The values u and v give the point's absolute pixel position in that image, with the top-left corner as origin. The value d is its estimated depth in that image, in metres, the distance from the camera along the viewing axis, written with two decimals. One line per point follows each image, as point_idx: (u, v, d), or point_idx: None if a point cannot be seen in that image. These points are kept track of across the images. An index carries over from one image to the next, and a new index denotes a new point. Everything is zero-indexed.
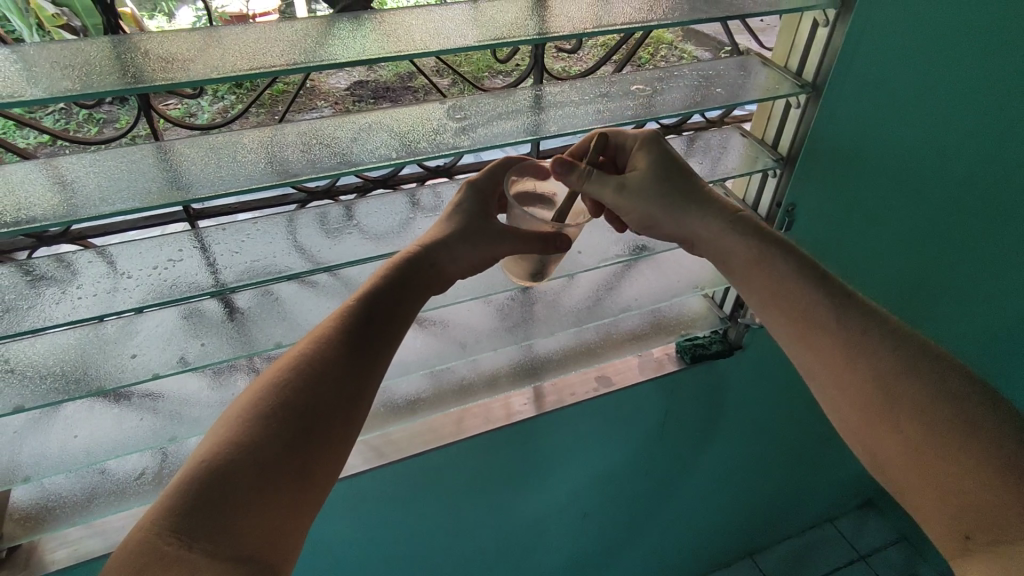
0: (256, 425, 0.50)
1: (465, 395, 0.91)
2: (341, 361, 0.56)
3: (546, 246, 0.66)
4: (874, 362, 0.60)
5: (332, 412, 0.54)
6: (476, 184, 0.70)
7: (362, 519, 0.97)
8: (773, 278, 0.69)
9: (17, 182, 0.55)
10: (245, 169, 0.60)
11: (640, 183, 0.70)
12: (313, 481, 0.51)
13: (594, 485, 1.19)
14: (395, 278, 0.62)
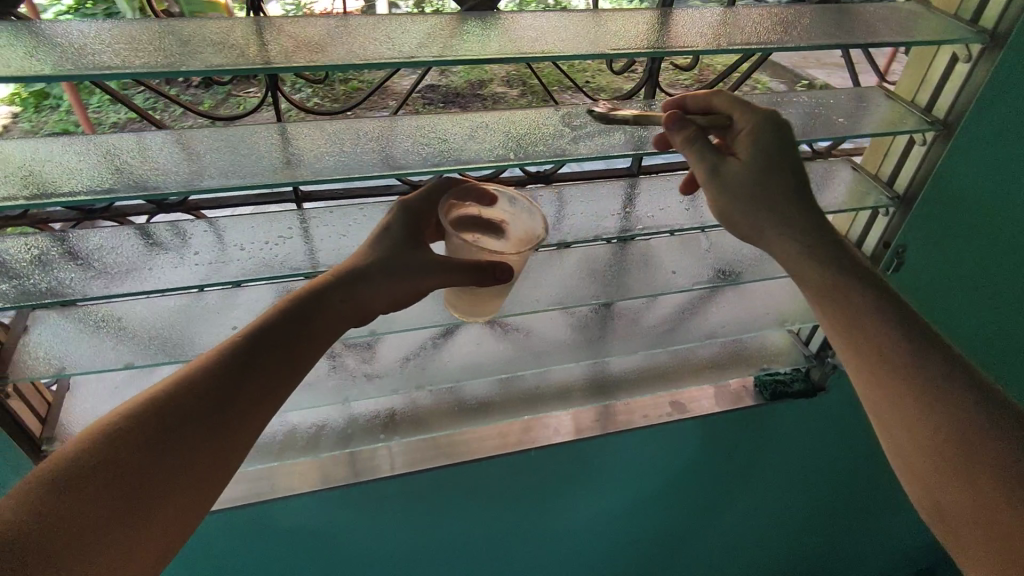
0: (112, 436, 0.52)
1: (535, 404, 0.94)
2: (213, 379, 0.58)
3: (482, 277, 0.65)
4: (954, 419, 0.57)
5: (195, 428, 0.55)
6: (408, 207, 0.69)
7: (419, 512, 0.98)
8: (848, 309, 0.64)
9: (154, 151, 0.61)
10: (352, 157, 0.63)
11: (735, 175, 0.66)
12: (170, 497, 0.52)
13: (642, 514, 1.15)
14: (309, 296, 0.63)
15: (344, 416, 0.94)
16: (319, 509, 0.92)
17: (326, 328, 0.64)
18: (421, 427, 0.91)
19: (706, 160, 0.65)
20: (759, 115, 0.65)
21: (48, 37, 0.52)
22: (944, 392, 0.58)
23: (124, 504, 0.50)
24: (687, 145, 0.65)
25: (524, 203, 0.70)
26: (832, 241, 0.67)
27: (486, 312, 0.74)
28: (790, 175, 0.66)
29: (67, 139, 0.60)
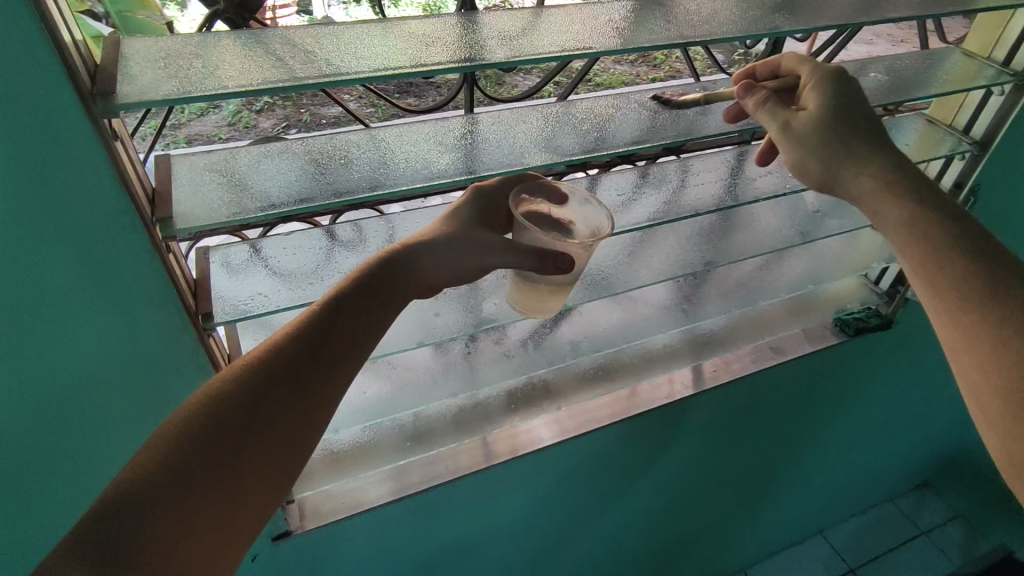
0: (175, 438, 0.45)
1: (651, 367, 0.95)
2: (297, 367, 0.51)
3: (540, 263, 0.57)
4: (979, 282, 0.56)
5: (273, 426, 0.49)
6: (482, 190, 0.63)
7: (549, 491, 0.98)
8: (934, 237, 0.59)
9: (346, 149, 0.57)
10: (545, 140, 0.62)
11: (807, 125, 0.62)
12: (251, 467, 0.47)
13: (718, 464, 1.20)
14: (372, 277, 0.55)
15: (467, 404, 0.87)
16: (460, 502, 0.88)
17: (398, 299, 0.56)
18: (553, 401, 0.88)
19: (775, 118, 0.64)
20: (823, 69, 0.63)
21: (274, 38, 0.48)
22: (978, 254, 0.57)
23: (221, 482, 0.45)
24: (759, 108, 0.64)
25: (598, 203, 0.63)
26: (918, 175, 0.61)
27: (540, 309, 0.65)
28: (863, 120, 0.62)
29: (263, 148, 0.55)
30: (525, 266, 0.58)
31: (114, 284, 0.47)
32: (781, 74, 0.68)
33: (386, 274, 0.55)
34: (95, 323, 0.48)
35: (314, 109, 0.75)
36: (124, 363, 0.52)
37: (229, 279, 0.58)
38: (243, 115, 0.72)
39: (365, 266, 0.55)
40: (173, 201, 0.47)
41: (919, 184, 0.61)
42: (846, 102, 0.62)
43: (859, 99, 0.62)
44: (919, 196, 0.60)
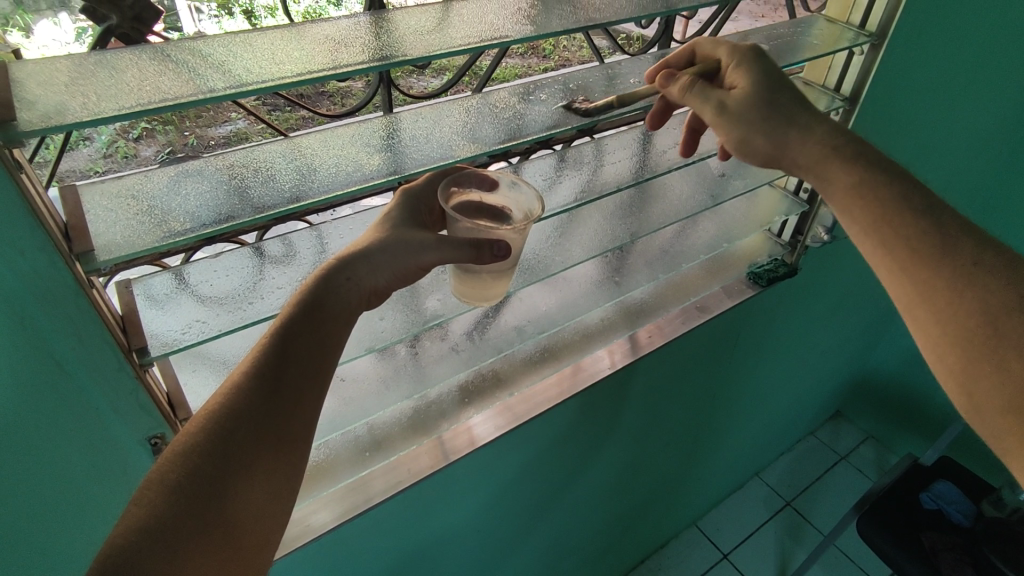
0: (154, 500, 0.44)
1: (591, 341, 0.98)
2: (263, 406, 0.49)
3: (479, 254, 0.56)
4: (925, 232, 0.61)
5: (248, 471, 0.47)
6: (411, 191, 0.61)
7: (507, 475, 1.00)
8: (879, 203, 0.64)
9: (267, 162, 0.55)
10: (468, 132, 0.63)
11: (741, 103, 0.67)
12: (245, 500, 0.47)
13: (659, 425, 1.27)
14: (317, 297, 0.52)
15: (420, 405, 0.86)
16: (422, 502, 0.88)
17: (349, 313, 0.53)
18: (504, 388, 0.89)
19: (710, 101, 0.68)
20: (742, 48, 0.69)
21: (179, 51, 0.46)
22: (946, 235, 0.60)
23: (215, 521, 0.45)
24: (690, 91, 0.68)
25: (526, 184, 0.63)
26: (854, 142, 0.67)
27: (486, 297, 0.66)
28: (786, 91, 0.68)
29: (181, 168, 0.53)
30: (465, 261, 0.57)
31: (33, 329, 0.43)
32: (697, 60, 0.73)
33: (329, 295, 0.52)
34: (17, 372, 0.44)
35: (199, 132, 0.68)
36: (52, 413, 0.48)
37: (157, 310, 0.54)
38: (120, 145, 0.64)
39: (308, 286, 0.52)
40: (90, 234, 0.44)
41: (853, 144, 0.67)
42: (771, 77, 0.67)
43: (776, 71, 0.68)
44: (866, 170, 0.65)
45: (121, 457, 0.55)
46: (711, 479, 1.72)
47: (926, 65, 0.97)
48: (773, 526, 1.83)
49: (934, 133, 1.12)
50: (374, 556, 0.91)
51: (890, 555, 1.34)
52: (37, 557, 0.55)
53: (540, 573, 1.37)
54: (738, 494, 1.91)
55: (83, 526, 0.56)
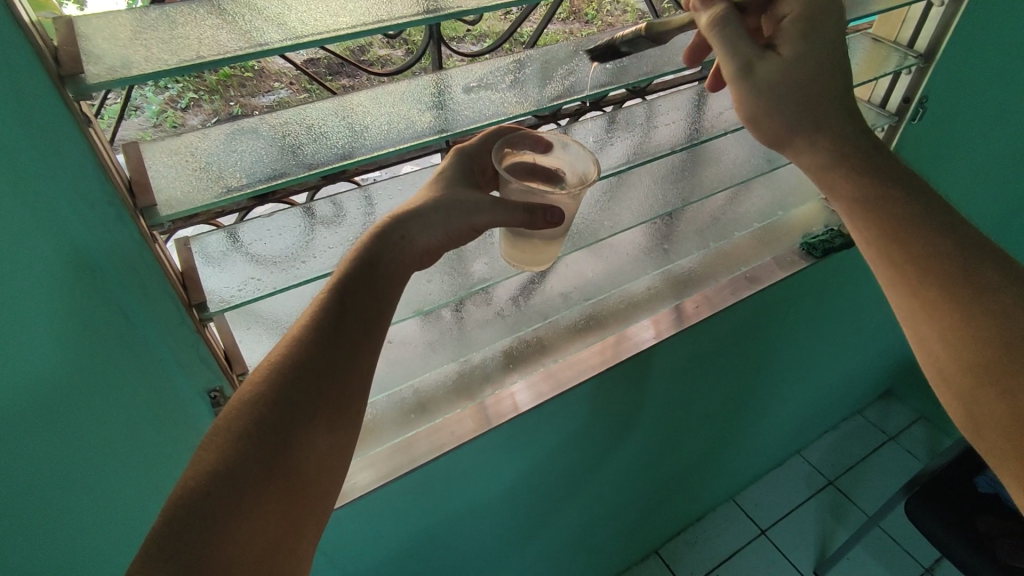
0: (225, 445, 0.45)
1: (636, 309, 0.96)
2: (322, 359, 0.50)
3: (531, 218, 0.55)
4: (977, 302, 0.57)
5: (309, 424, 0.48)
6: (463, 151, 0.60)
7: (548, 441, 1.00)
8: (864, 188, 0.63)
9: (320, 120, 0.55)
10: (521, 90, 0.61)
11: (769, 75, 0.60)
12: (308, 451, 0.48)
13: (701, 396, 1.25)
14: (372, 254, 0.52)
15: (464, 368, 0.87)
16: (465, 464, 0.89)
17: (401, 273, 0.53)
18: (548, 355, 0.89)
19: (738, 55, 0.59)
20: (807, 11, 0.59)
21: (235, 4, 0.46)
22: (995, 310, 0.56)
23: (281, 469, 0.46)
24: (710, 31, 0.58)
25: (577, 145, 0.61)
26: (872, 144, 0.65)
27: (536, 261, 0.65)
28: (838, 73, 0.62)
29: (235, 125, 0.53)
30: (517, 224, 0.56)
31: (100, 278, 0.45)
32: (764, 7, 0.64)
33: (383, 253, 0.52)
34: (90, 321, 0.46)
35: (244, 100, 0.66)
36: (119, 362, 0.50)
37: (213, 267, 0.55)
38: (169, 114, 0.62)
39: (362, 244, 0.52)
40: (152, 188, 0.45)
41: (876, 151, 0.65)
42: (832, 51, 0.60)
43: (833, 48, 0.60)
44: (886, 189, 0.63)
45: (182, 409, 0.57)
46: (754, 454, 1.69)
47: (1015, 19, 0.90)
48: (814, 504, 1.80)
49: (1016, 96, 1.05)
50: (417, 514, 0.92)
51: (942, 539, 1.29)
52: (105, 499, 0.57)
53: (577, 539, 1.38)
54: (778, 471, 1.88)
55: (147, 471, 0.59)
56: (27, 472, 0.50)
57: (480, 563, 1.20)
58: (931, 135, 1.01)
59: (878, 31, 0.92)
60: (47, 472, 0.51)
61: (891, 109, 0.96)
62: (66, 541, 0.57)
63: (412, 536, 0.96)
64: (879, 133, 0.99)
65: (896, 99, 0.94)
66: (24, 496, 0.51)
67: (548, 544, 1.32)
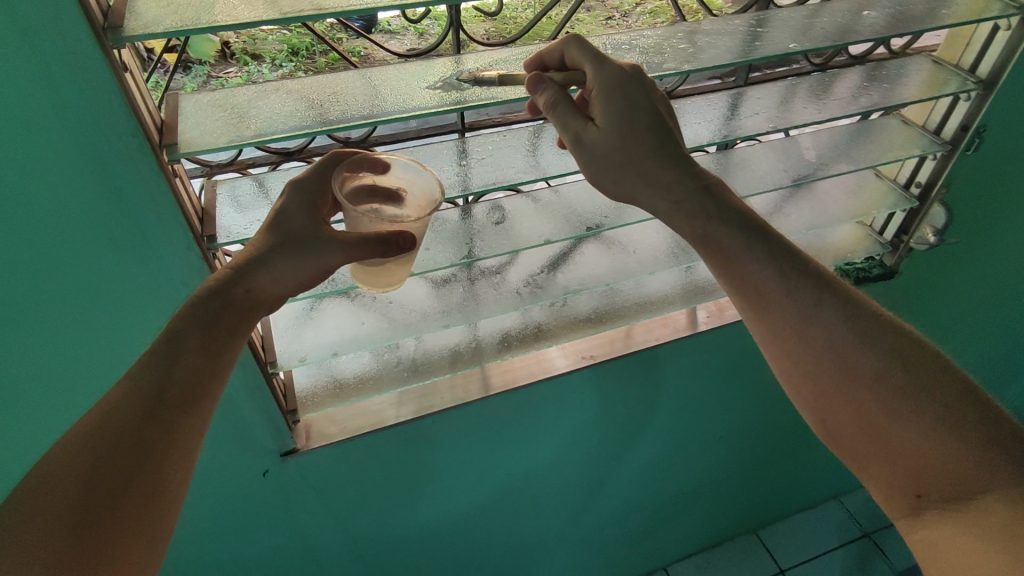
0: (54, 476, 0.48)
1: (647, 309, 0.96)
2: (156, 389, 0.53)
3: (384, 251, 0.55)
4: (815, 341, 0.63)
5: (146, 449, 0.51)
6: (298, 186, 0.59)
7: (545, 428, 1.03)
8: (724, 250, 0.65)
9: (345, 88, 0.61)
10: (534, 76, 0.65)
11: (598, 144, 0.61)
12: (140, 476, 0.50)
13: (719, 413, 1.23)
14: (209, 305, 0.55)
15: (466, 339, 0.91)
16: (459, 431, 0.94)
17: (241, 315, 0.57)
18: (547, 339, 0.92)
19: (569, 126, 0.62)
20: (605, 73, 0.60)
21: None
22: (841, 356, 0.62)
23: (111, 494, 0.48)
24: (552, 107, 0.61)
25: (430, 172, 0.62)
26: (701, 188, 0.64)
27: (391, 282, 0.63)
28: (647, 133, 0.61)
29: (268, 84, 0.60)
30: (372, 258, 0.56)
31: (123, 202, 0.53)
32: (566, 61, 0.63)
33: (217, 295, 0.56)
34: (113, 235, 0.55)
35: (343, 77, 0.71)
36: (137, 277, 0.58)
37: (232, 208, 0.63)
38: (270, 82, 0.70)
39: (205, 291, 0.56)
40: (179, 130, 0.53)
41: (711, 198, 0.64)
42: (631, 85, 0.60)
43: (645, 90, 0.60)
44: (734, 248, 0.64)
45: None
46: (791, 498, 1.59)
47: None
48: (843, 553, 1.70)
49: None
50: (408, 478, 0.97)
51: None
52: None
53: (579, 542, 1.38)
54: (810, 512, 1.79)
55: None
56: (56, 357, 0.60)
57: (477, 550, 1.22)
58: (993, 166, 0.95)
59: (941, 52, 0.88)
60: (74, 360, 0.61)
61: (945, 135, 0.91)
62: None
63: (406, 502, 1.01)
64: (930, 161, 0.94)
65: (952, 126, 0.90)
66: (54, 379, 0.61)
67: (548, 542, 1.33)
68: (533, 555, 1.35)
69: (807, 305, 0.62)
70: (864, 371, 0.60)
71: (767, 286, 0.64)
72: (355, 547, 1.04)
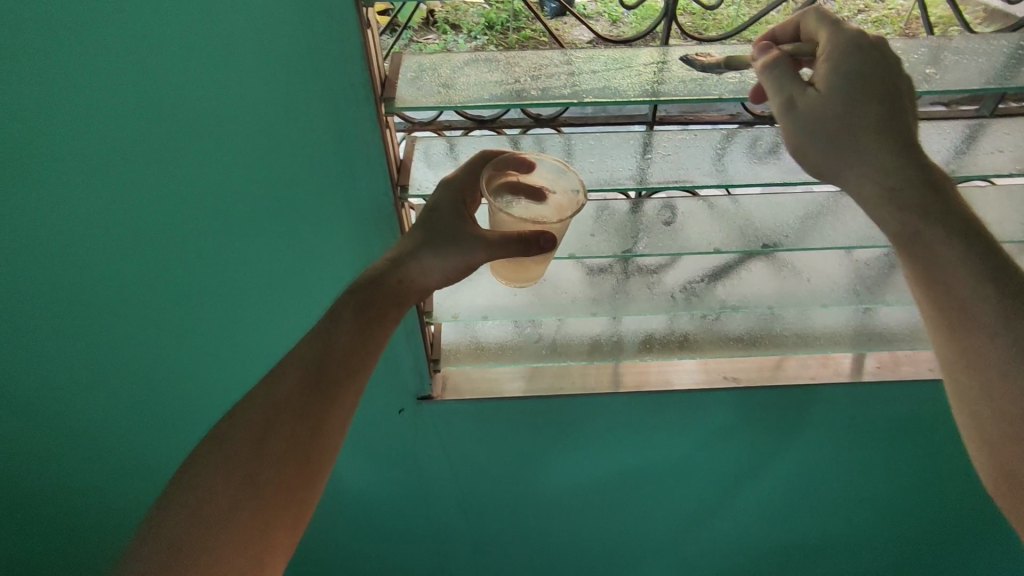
0: (236, 429, 0.57)
1: (806, 343, 0.88)
2: (318, 364, 0.60)
3: (526, 250, 0.57)
4: (1005, 328, 0.55)
5: (308, 415, 0.58)
6: (450, 186, 0.61)
7: (664, 439, 1.00)
8: (928, 232, 0.57)
9: (545, 66, 0.61)
10: (740, 80, 0.61)
11: (810, 108, 0.57)
12: (300, 438, 0.58)
13: (868, 483, 1.08)
14: (370, 289, 0.61)
15: (607, 332, 0.90)
16: (580, 418, 0.95)
17: (392, 305, 0.62)
18: (688, 351, 0.88)
19: (781, 91, 0.57)
20: (840, 36, 0.56)
21: None
22: (977, 294, 0.56)
23: (278, 450, 0.56)
24: (764, 72, 0.57)
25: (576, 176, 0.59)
26: (916, 160, 0.57)
27: (531, 278, 0.66)
28: (877, 85, 0.55)
29: (475, 54, 0.61)
30: (515, 255, 0.58)
31: (344, 146, 0.59)
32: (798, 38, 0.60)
33: (374, 283, 0.61)
34: (327, 169, 0.62)
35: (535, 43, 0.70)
36: (338, 211, 0.66)
37: (423, 164, 0.68)
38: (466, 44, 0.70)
39: (368, 277, 0.62)
40: (397, 86, 0.57)
41: (923, 171, 0.57)
42: (863, 44, 0.56)
43: (886, 56, 0.56)
44: (904, 211, 0.57)
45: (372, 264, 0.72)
46: None
47: None
48: None
49: None
50: (523, 451, 1.00)
51: None
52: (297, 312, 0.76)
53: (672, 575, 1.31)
54: None
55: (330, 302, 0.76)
56: (262, 265, 0.70)
57: (571, 546, 1.21)
58: None
59: None
60: (273, 271, 0.71)
61: None
62: (270, 334, 0.77)
63: (515, 474, 1.04)
64: None
65: None
66: (257, 284, 0.72)
67: (642, 563, 1.26)
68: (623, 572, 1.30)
69: (969, 272, 0.56)
70: (1001, 321, 0.55)
71: (940, 236, 0.57)
72: (461, 504, 1.10)
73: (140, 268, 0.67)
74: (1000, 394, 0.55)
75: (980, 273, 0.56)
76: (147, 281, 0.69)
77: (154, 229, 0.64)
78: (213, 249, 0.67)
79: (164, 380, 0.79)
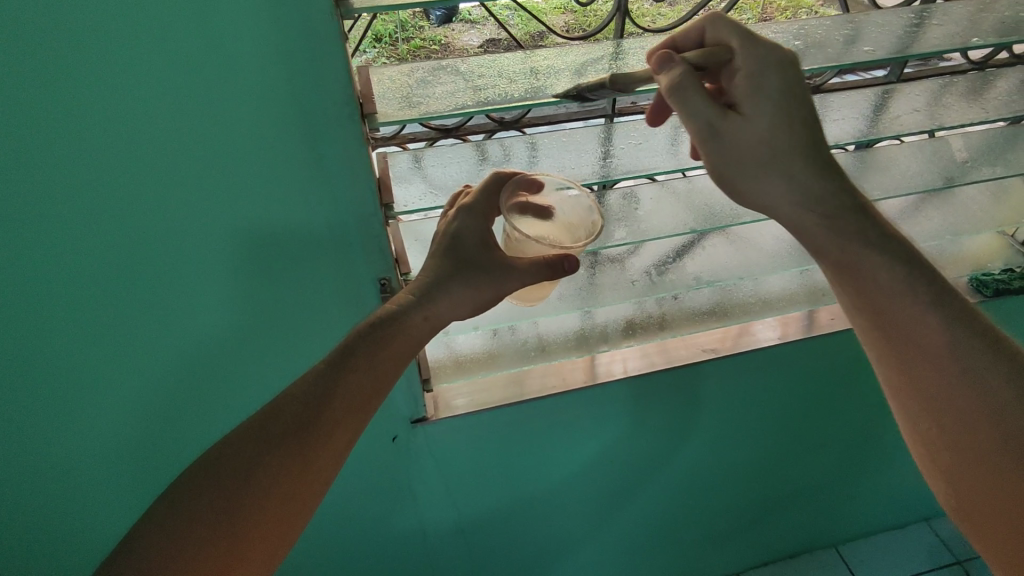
0: (224, 461, 0.56)
1: (764, 308, 0.95)
2: (317, 400, 0.59)
3: (552, 274, 0.59)
4: (935, 335, 0.64)
5: (298, 452, 0.57)
6: (471, 212, 0.60)
7: (644, 419, 1.02)
8: (818, 227, 0.65)
9: (505, 68, 0.61)
10: None
11: (734, 132, 0.60)
12: (286, 475, 0.57)
13: (823, 425, 1.18)
14: (392, 328, 0.60)
15: (586, 324, 0.92)
16: (565, 414, 0.95)
17: (410, 341, 0.61)
18: (665, 331, 0.92)
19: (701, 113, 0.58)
20: (755, 54, 0.59)
21: None
22: (926, 322, 0.64)
23: (263, 485, 0.56)
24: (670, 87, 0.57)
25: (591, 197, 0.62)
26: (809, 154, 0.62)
27: (541, 296, 0.69)
28: (779, 101, 0.60)
29: (438, 62, 0.60)
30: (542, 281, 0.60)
31: (325, 166, 0.56)
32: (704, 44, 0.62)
33: (392, 320, 0.60)
34: (303, 192, 0.58)
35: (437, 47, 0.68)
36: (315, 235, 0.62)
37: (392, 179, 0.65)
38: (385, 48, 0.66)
39: (387, 313, 0.60)
40: (373, 99, 0.54)
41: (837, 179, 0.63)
42: (786, 75, 0.59)
43: (800, 84, 0.59)
44: (832, 221, 0.64)
45: (354, 287, 0.69)
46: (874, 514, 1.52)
47: None
48: None
49: None
50: (513, 455, 0.99)
51: None
52: (275, 347, 0.71)
53: (658, 547, 1.34)
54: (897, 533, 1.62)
55: (310, 334, 0.72)
56: (233, 302, 0.65)
57: (561, 539, 1.22)
58: None
59: None
60: (247, 308, 0.66)
61: None
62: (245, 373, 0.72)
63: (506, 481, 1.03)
64: None
65: None
66: (228, 324, 0.66)
67: (629, 543, 1.29)
68: (618, 556, 1.33)
69: (896, 286, 0.64)
70: (949, 340, 0.63)
71: (869, 258, 0.65)
72: (452, 522, 1.06)
73: (101, 327, 0.61)
74: (937, 391, 0.64)
75: (933, 291, 0.64)
76: (100, 338, 0.61)
77: (113, 282, 0.58)
78: (177, 292, 0.61)
79: (134, 443, 0.72)
